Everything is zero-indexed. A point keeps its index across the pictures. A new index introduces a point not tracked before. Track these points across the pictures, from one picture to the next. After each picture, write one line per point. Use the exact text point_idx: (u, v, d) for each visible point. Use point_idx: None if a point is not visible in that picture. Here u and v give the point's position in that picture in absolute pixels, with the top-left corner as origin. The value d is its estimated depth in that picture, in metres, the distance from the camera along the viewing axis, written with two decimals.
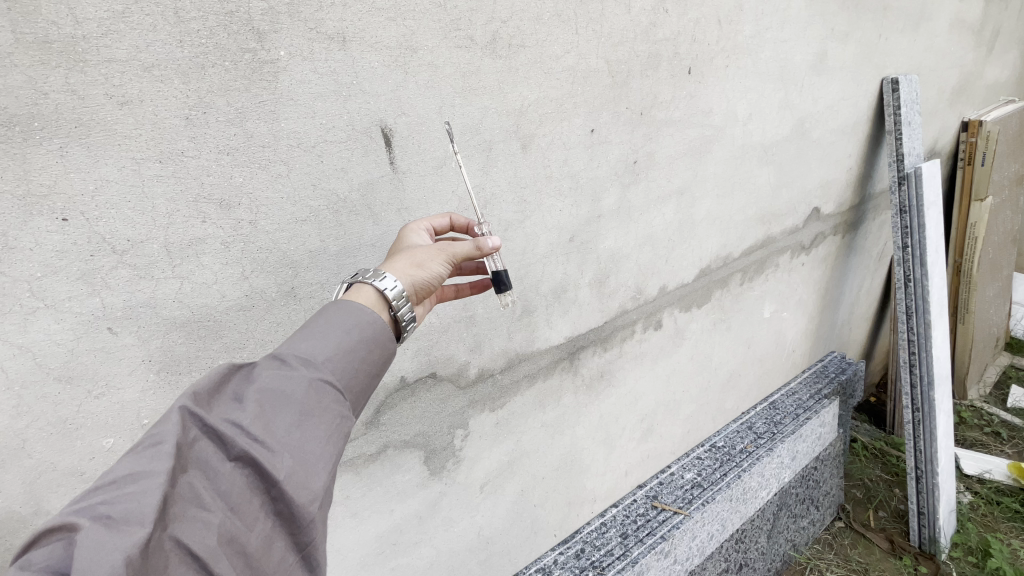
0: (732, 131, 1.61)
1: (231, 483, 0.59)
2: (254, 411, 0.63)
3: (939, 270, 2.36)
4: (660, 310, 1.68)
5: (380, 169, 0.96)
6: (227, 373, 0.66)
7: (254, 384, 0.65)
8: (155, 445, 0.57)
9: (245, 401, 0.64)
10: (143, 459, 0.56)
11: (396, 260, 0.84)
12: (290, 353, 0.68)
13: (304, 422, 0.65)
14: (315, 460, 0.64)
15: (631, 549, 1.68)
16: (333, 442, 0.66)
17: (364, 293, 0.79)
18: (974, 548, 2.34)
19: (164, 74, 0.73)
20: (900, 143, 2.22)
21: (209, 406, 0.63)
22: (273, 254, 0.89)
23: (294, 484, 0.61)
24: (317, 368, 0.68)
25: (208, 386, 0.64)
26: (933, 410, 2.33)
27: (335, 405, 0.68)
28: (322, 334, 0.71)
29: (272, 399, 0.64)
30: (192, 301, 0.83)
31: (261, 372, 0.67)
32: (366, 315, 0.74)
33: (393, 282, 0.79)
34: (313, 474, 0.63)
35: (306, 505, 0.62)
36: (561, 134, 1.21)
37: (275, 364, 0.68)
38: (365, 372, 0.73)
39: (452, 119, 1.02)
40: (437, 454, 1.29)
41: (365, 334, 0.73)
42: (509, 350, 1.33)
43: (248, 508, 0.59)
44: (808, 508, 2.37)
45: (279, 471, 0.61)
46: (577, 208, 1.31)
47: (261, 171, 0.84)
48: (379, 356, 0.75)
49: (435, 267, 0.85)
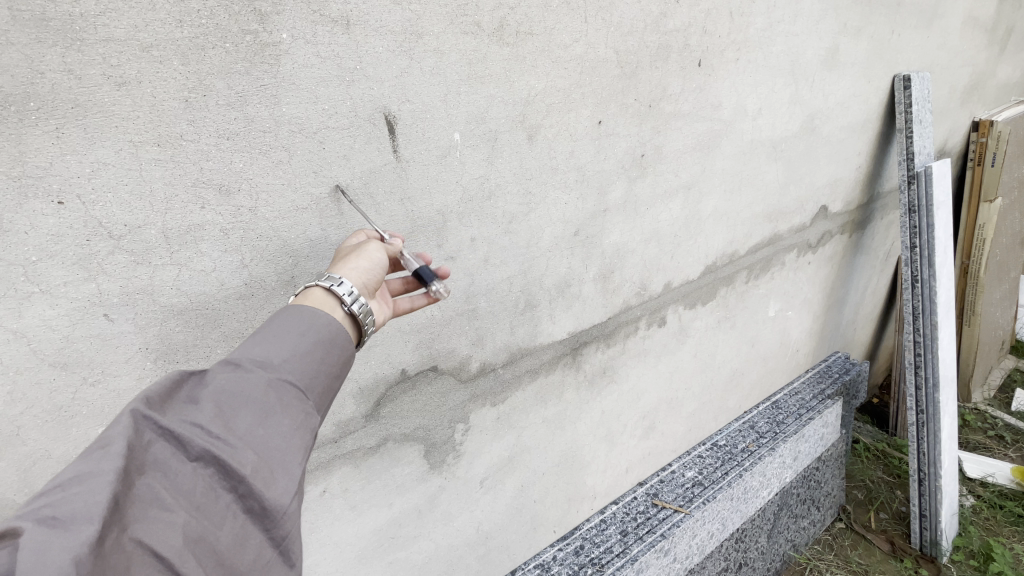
0: (742, 126, 1.59)
1: (192, 482, 0.58)
2: (212, 409, 0.62)
3: (946, 271, 2.34)
4: (664, 307, 1.66)
5: (383, 157, 0.94)
6: (180, 377, 0.65)
7: (210, 385, 0.64)
8: (103, 448, 0.55)
9: (202, 401, 0.63)
10: (92, 462, 0.54)
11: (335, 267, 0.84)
12: (245, 356, 0.68)
13: (267, 419, 0.64)
14: (281, 454, 0.63)
15: (630, 547, 1.67)
16: (300, 436, 0.66)
17: (313, 293, 0.78)
18: (976, 552, 2.32)
19: (163, 55, 0.71)
20: (911, 141, 2.19)
21: (163, 410, 0.62)
22: (273, 242, 0.87)
23: (261, 480, 0.60)
24: (276, 367, 0.68)
25: (160, 389, 0.63)
26: (937, 412, 2.30)
27: (299, 401, 0.68)
28: (278, 335, 0.70)
29: (231, 398, 0.64)
30: (190, 289, 0.82)
31: (217, 375, 0.66)
32: (320, 316, 0.74)
33: (342, 279, 0.80)
34: (279, 469, 0.62)
35: (276, 499, 0.61)
36: (567, 126, 1.19)
37: (230, 366, 0.67)
38: (330, 369, 0.73)
39: (457, 107, 1.00)
40: (437, 448, 1.28)
41: (322, 334, 0.73)
42: (511, 344, 1.32)
43: (212, 508, 0.58)
44: (808, 509, 2.35)
45: (243, 466, 0.60)
46: (583, 201, 1.29)
47: (262, 157, 0.82)
48: (341, 354, 0.75)
49: (374, 253, 0.86)
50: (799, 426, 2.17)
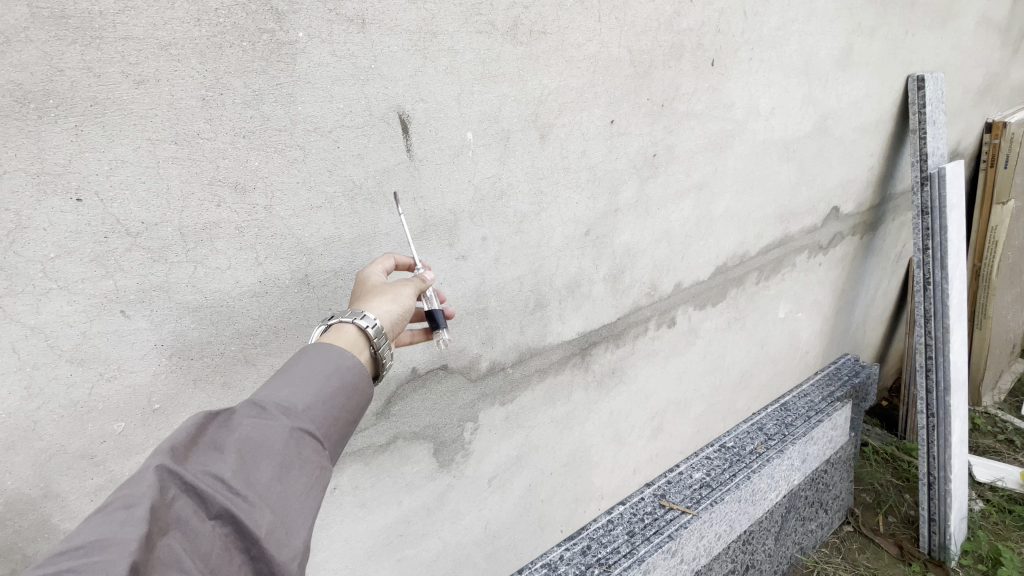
0: (754, 126, 1.58)
1: (210, 542, 0.59)
2: (235, 463, 0.63)
3: (958, 275, 2.32)
4: (674, 307, 1.66)
5: (396, 156, 0.94)
6: (202, 424, 0.66)
7: (234, 433, 0.65)
8: (127, 507, 0.55)
9: (226, 451, 0.64)
10: (114, 523, 0.54)
11: (362, 302, 0.85)
12: (269, 401, 0.69)
13: (285, 475, 0.65)
14: (296, 514, 0.64)
15: (637, 547, 1.66)
16: (313, 493, 0.67)
17: (344, 332, 0.79)
18: (985, 556, 2.30)
19: (181, 53, 0.71)
20: (924, 143, 2.16)
21: (186, 460, 0.62)
22: (288, 240, 0.87)
23: (275, 542, 0.62)
24: (297, 418, 0.69)
25: (185, 438, 0.63)
26: (948, 416, 2.28)
27: (315, 455, 0.69)
28: (301, 381, 0.71)
29: (252, 451, 0.65)
30: (206, 286, 0.82)
31: (240, 421, 0.67)
32: (346, 358, 0.76)
33: (373, 320, 0.80)
34: (293, 530, 0.63)
35: (288, 563, 0.62)
36: (579, 125, 1.18)
37: (253, 412, 0.68)
38: (345, 421, 0.74)
39: (470, 107, 1.00)
40: (447, 447, 1.28)
41: (345, 380, 0.74)
42: (521, 343, 1.32)
43: (227, 570, 0.59)
44: (816, 512, 2.34)
45: (259, 527, 0.61)
46: (594, 201, 1.29)
47: (277, 155, 0.82)
48: (358, 402, 0.76)
49: (406, 298, 0.87)
50: (808, 429, 2.15)
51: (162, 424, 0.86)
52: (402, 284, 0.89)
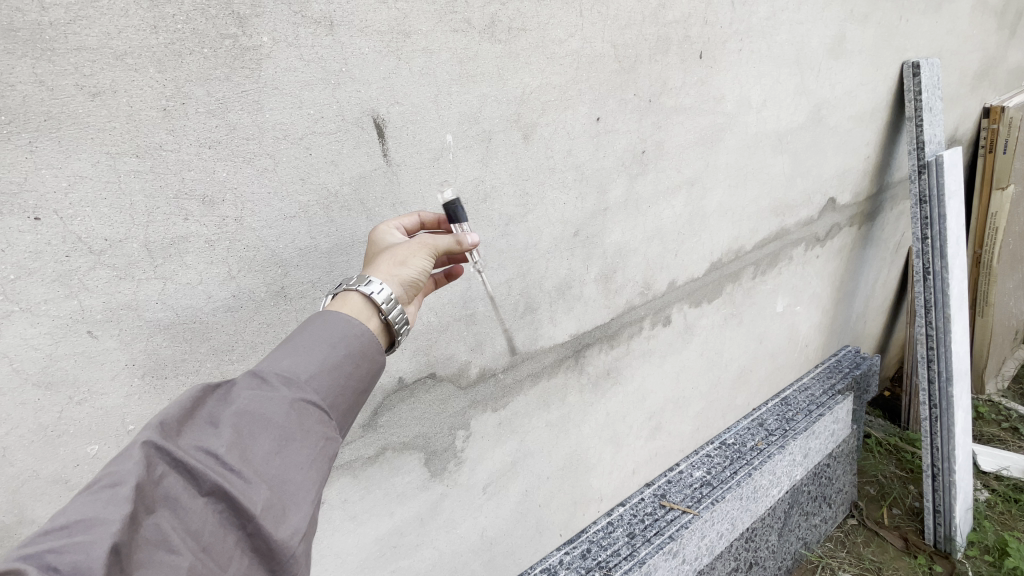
0: (745, 119, 1.54)
1: (202, 520, 0.58)
2: (230, 438, 0.62)
3: (959, 263, 2.29)
4: (669, 306, 1.63)
5: (372, 161, 0.91)
6: (199, 396, 0.65)
7: (231, 407, 0.65)
8: (112, 487, 0.54)
9: (221, 426, 0.63)
10: (98, 503, 0.53)
11: (374, 264, 0.84)
12: (271, 371, 0.68)
13: (284, 448, 0.65)
14: (295, 489, 0.64)
15: (638, 549, 1.64)
16: (315, 467, 0.66)
17: (350, 300, 0.78)
18: (991, 547, 2.27)
19: (137, 62, 0.68)
20: (921, 130, 2.12)
21: (179, 435, 0.61)
22: (261, 252, 0.84)
23: (271, 519, 0.61)
24: (298, 390, 0.68)
25: (178, 412, 0.62)
26: (951, 407, 2.26)
27: (319, 427, 0.68)
28: (303, 351, 0.71)
29: (250, 424, 0.64)
30: (177, 303, 0.79)
31: (239, 393, 0.66)
32: (353, 326, 0.74)
33: (380, 286, 0.78)
34: (291, 505, 0.63)
35: (285, 540, 0.61)
36: (564, 123, 1.15)
37: (253, 383, 0.67)
38: (352, 390, 0.74)
39: (448, 108, 0.97)
40: (438, 456, 1.25)
41: (352, 348, 0.73)
42: (512, 348, 1.29)
43: (221, 547, 0.58)
44: (820, 506, 2.32)
45: (254, 505, 0.60)
46: (582, 200, 1.26)
47: (246, 165, 0.79)
48: (366, 370, 0.75)
49: (421, 260, 0.84)
50: (809, 423, 2.13)
51: None
52: (416, 243, 0.86)
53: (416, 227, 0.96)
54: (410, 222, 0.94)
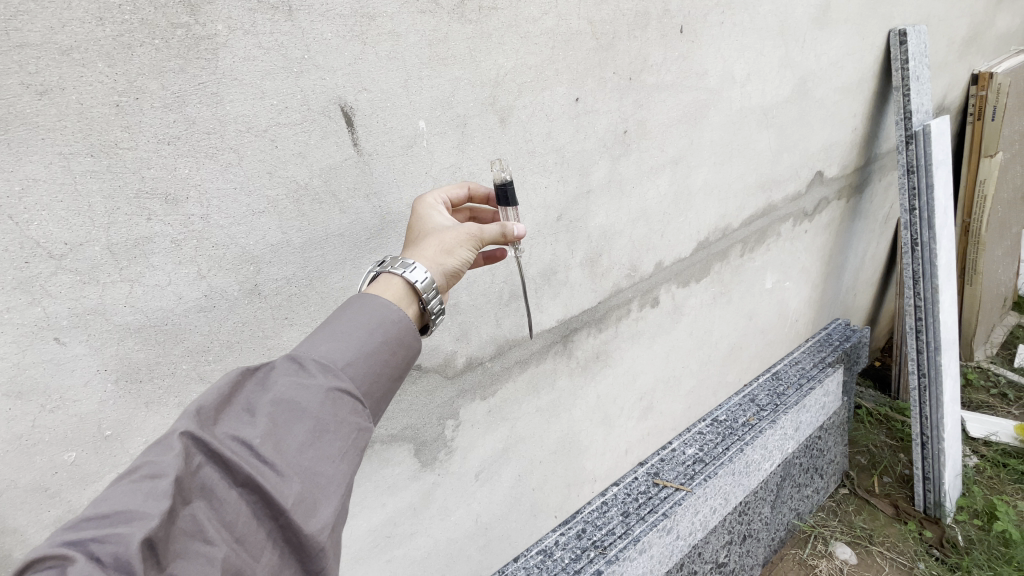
0: (730, 94, 1.52)
1: (236, 511, 0.58)
2: (265, 428, 0.62)
3: (947, 233, 2.29)
4: (656, 287, 1.62)
5: (342, 152, 0.88)
6: (238, 382, 0.66)
7: (267, 394, 0.65)
8: (152, 478, 0.55)
9: (257, 414, 0.63)
10: (138, 495, 0.54)
11: (419, 246, 0.84)
12: (308, 358, 0.68)
13: (317, 439, 0.64)
14: (326, 481, 0.63)
15: (632, 528, 1.67)
16: (346, 458, 0.65)
17: (392, 284, 0.78)
18: (980, 511, 2.32)
19: (85, 57, 0.65)
20: (908, 100, 2.10)
21: (216, 423, 0.62)
22: (231, 250, 0.82)
23: (302, 513, 0.60)
24: (333, 377, 0.67)
25: (215, 400, 0.63)
26: (939, 375, 2.27)
27: (352, 417, 0.67)
28: (340, 338, 0.70)
29: (286, 413, 0.64)
30: (147, 305, 0.77)
31: (277, 380, 0.66)
32: (391, 313, 0.74)
33: (423, 274, 0.78)
34: (322, 498, 0.62)
35: (316, 534, 0.60)
36: (542, 104, 1.12)
37: (291, 368, 0.67)
38: (385, 378, 0.73)
39: (420, 93, 0.94)
40: (428, 446, 1.25)
41: (388, 335, 0.73)
42: (498, 336, 1.28)
43: (253, 538, 0.58)
44: (812, 477, 2.35)
45: (286, 497, 0.59)
46: (564, 183, 1.24)
47: (208, 160, 0.76)
48: (401, 358, 0.74)
49: (465, 252, 0.85)
50: (800, 397, 2.15)
51: (116, 451, 0.82)
52: (463, 234, 0.85)
53: (462, 199, 0.99)
54: (456, 193, 0.97)
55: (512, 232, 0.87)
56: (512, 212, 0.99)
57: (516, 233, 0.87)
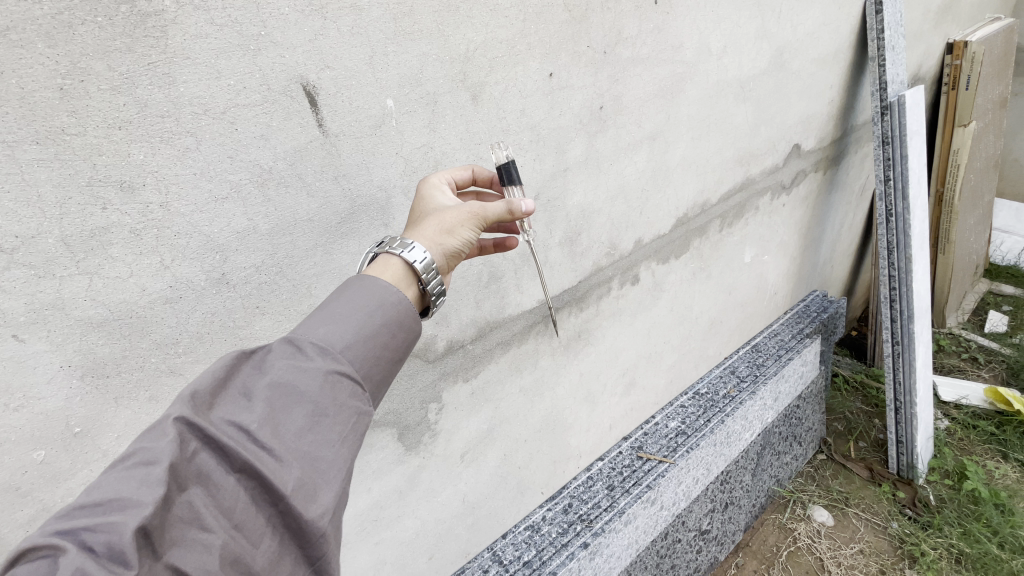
0: (706, 67, 1.50)
1: (233, 498, 0.57)
2: (262, 413, 0.61)
3: (921, 203, 2.32)
4: (636, 265, 1.62)
5: (307, 133, 0.85)
6: (234, 365, 0.65)
7: (265, 378, 0.63)
8: (147, 465, 0.54)
9: (254, 398, 0.62)
10: (132, 482, 0.53)
11: (421, 224, 0.83)
12: (306, 340, 0.66)
13: (317, 423, 0.63)
14: (326, 466, 0.62)
15: (617, 500, 1.71)
16: (346, 443, 0.65)
17: (391, 265, 0.77)
18: (951, 471, 2.42)
19: (22, 37, 0.61)
20: (884, 70, 2.10)
21: (211, 407, 0.61)
22: (195, 239, 0.79)
23: (302, 498, 0.59)
24: (332, 360, 0.66)
25: (211, 384, 0.62)
26: (912, 343, 2.33)
27: (352, 401, 0.66)
28: (338, 320, 0.69)
29: (284, 397, 0.63)
30: (109, 298, 0.75)
31: (274, 362, 0.65)
32: (390, 295, 0.73)
33: (422, 255, 0.78)
34: (322, 484, 0.61)
35: (317, 519, 0.60)
36: (515, 81, 1.10)
37: (288, 350, 0.66)
38: (385, 361, 0.72)
39: (386, 71, 0.91)
40: (412, 430, 1.25)
41: (388, 316, 0.72)
42: (478, 319, 1.28)
43: (252, 524, 0.58)
44: (791, 445, 2.42)
45: (286, 482, 0.59)
46: (540, 162, 1.22)
47: (165, 146, 0.73)
48: (401, 341, 0.73)
49: (467, 232, 0.83)
50: (779, 368, 2.20)
51: (88, 447, 0.80)
52: (465, 212, 0.84)
53: (468, 180, 0.99)
54: (461, 174, 0.97)
55: (519, 209, 0.83)
56: (517, 191, 0.99)
57: (521, 210, 0.83)
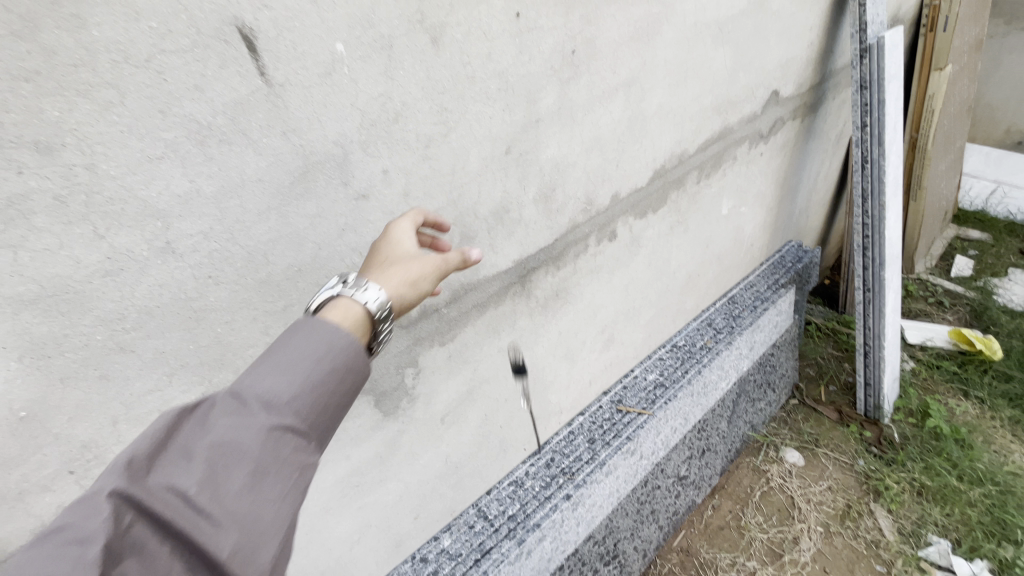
0: (683, 7, 1.42)
1: (169, 566, 0.56)
2: (199, 475, 0.59)
3: (896, 149, 2.32)
4: (613, 220, 1.59)
5: (248, 83, 0.77)
6: (174, 423, 0.63)
7: (204, 437, 0.61)
8: (76, 541, 0.53)
9: (193, 459, 0.60)
10: (60, 562, 0.52)
11: (381, 273, 0.80)
12: (248, 395, 0.64)
13: (257, 483, 0.61)
14: (268, 526, 0.61)
15: (599, 453, 1.77)
16: (288, 500, 0.63)
17: (349, 310, 0.73)
18: (914, 410, 2.53)
19: None
20: (863, 10, 2.04)
21: (148, 470, 0.59)
22: (131, 205, 0.73)
23: (239, 563, 0.58)
24: (273, 414, 0.64)
25: (147, 445, 0.60)
26: (883, 289, 2.38)
27: (295, 455, 0.64)
28: (281, 370, 0.65)
29: (223, 458, 0.61)
30: (39, 272, 0.68)
31: (213, 421, 0.62)
32: (335, 340, 0.68)
33: (382, 301, 0.74)
34: (262, 545, 0.60)
35: None
36: (478, 22, 1.02)
37: (230, 407, 0.63)
38: (332, 409, 0.68)
39: (333, 11, 0.82)
40: (388, 396, 1.23)
41: (334, 363, 0.68)
42: (452, 281, 1.23)
43: None
44: (765, 392, 2.50)
45: (222, 548, 0.57)
46: (510, 112, 1.15)
47: (83, 99, 0.65)
48: (349, 387, 0.70)
49: (427, 284, 0.82)
50: (753, 318, 2.24)
51: (38, 432, 0.75)
52: (427, 263, 0.83)
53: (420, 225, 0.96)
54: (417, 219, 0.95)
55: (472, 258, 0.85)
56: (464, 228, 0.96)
57: (476, 259, 0.86)
